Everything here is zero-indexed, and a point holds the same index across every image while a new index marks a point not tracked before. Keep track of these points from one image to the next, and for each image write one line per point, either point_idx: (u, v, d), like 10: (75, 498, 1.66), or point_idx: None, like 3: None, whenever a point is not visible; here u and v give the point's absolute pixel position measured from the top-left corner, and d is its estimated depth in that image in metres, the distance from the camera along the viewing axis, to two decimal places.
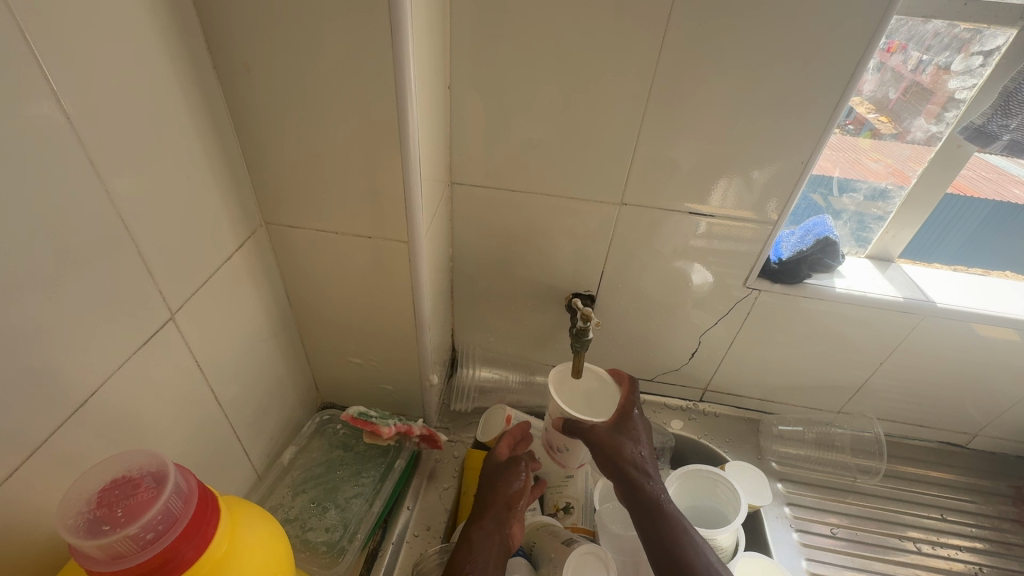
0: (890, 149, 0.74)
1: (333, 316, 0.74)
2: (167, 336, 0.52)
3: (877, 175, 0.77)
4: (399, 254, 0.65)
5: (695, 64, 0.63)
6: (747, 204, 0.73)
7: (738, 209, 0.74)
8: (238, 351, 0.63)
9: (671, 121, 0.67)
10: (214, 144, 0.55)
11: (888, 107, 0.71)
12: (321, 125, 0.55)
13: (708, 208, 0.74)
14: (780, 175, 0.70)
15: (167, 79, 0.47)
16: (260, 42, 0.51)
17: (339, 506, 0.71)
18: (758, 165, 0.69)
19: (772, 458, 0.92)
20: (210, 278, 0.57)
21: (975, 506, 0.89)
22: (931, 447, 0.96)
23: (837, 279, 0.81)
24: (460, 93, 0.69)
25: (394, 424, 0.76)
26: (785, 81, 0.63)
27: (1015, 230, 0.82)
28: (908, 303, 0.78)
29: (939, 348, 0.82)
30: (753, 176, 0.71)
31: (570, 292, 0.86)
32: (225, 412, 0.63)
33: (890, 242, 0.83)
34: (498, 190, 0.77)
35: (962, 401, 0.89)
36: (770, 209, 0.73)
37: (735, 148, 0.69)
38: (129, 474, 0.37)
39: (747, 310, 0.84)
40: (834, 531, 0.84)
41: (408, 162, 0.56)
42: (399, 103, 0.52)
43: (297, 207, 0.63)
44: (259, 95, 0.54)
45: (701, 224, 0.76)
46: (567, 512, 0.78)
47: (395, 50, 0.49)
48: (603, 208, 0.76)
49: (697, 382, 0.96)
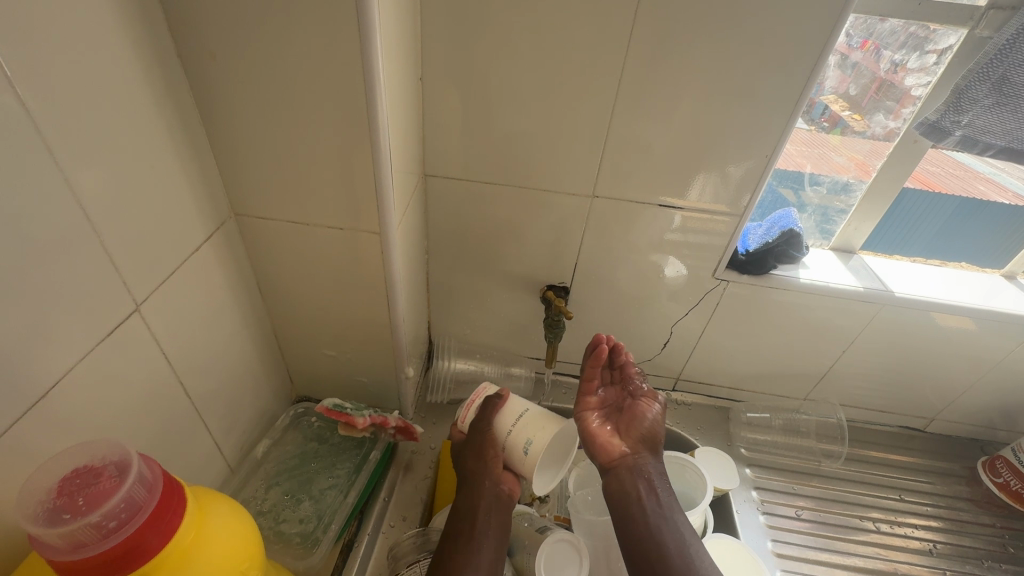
0: (855, 147, 0.78)
1: (305, 308, 0.74)
2: (132, 329, 0.51)
3: (847, 171, 0.80)
4: (372, 246, 0.65)
5: (663, 57, 0.64)
6: (718, 199, 0.75)
7: (709, 203, 0.75)
8: (207, 342, 0.63)
9: (641, 113, 0.69)
10: (179, 133, 0.54)
11: (860, 104, 0.74)
12: (291, 115, 0.55)
13: (680, 201, 0.76)
14: (750, 172, 0.72)
15: (129, 66, 0.47)
16: (227, 30, 0.50)
17: (314, 497, 0.71)
18: (725, 162, 0.71)
19: (741, 444, 0.94)
20: (177, 269, 0.56)
21: (932, 486, 0.93)
22: (892, 431, 0.99)
23: (802, 270, 0.83)
24: (433, 85, 0.69)
25: (369, 414, 0.75)
26: (752, 75, 0.64)
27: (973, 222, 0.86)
28: (868, 292, 0.81)
29: (898, 335, 0.86)
30: (724, 171, 0.72)
31: (545, 283, 0.87)
32: (195, 404, 0.62)
33: (852, 234, 0.86)
34: (472, 183, 0.77)
35: (920, 386, 0.93)
36: (741, 201, 0.75)
37: (703, 142, 0.70)
38: (92, 463, 0.38)
39: (717, 300, 0.86)
40: (799, 513, 0.87)
41: (377, 153, 0.56)
42: (370, 93, 0.52)
43: (266, 198, 0.62)
44: (225, 84, 0.53)
45: (674, 217, 0.77)
46: (544, 501, 0.81)
47: (364, 40, 0.49)
48: (576, 200, 0.77)
49: (669, 371, 0.98)
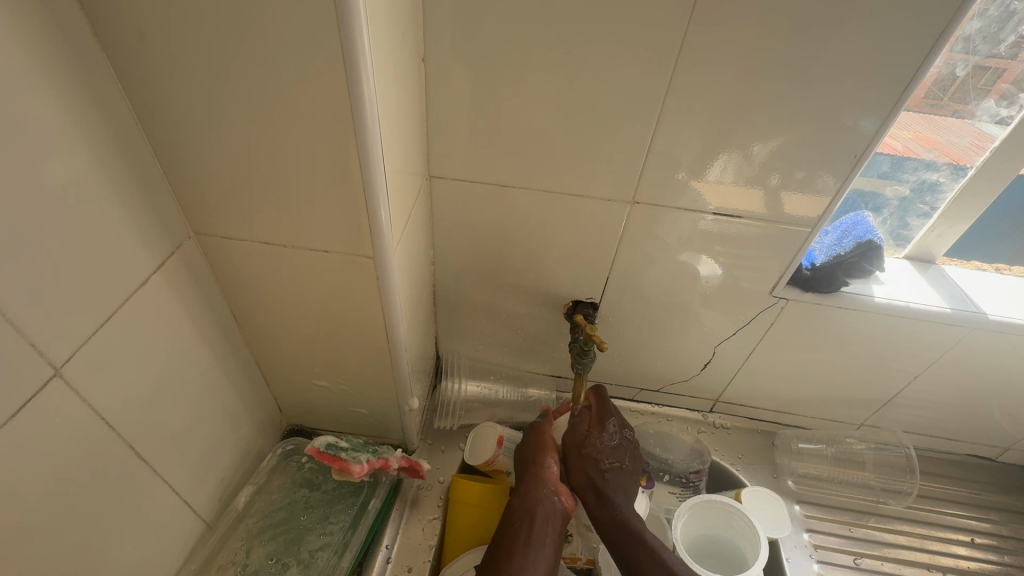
0: (896, 126, 0.62)
1: (290, 336, 0.63)
2: (56, 396, 0.40)
3: (893, 149, 0.65)
4: (367, 271, 0.53)
5: (729, 31, 0.50)
6: (740, 178, 0.61)
7: (732, 185, 0.61)
8: (167, 390, 0.52)
9: (696, 103, 0.55)
10: (109, 141, 0.42)
11: (940, 82, 0.60)
12: (257, 115, 0.43)
13: (697, 184, 0.62)
14: (779, 149, 0.58)
15: (23, 58, 0.34)
16: (158, 5, 0.37)
17: (303, 562, 0.62)
18: (791, 163, 0.59)
19: (789, 476, 0.84)
20: (117, 313, 0.45)
21: (1003, 526, 0.83)
22: (957, 460, 0.88)
23: (875, 286, 0.71)
24: (440, 66, 0.56)
25: (367, 459, 0.66)
26: (846, 55, 0.51)
27: None
28: (954, 314, 0.68)
29: (983, 360, 0.73)
30: (746, 150, 0.58)
31: (569, 299, 0.76)
32: (153, 464, 0.52)
33: (932, 241, 0.73)
34: (485, 185, 0.65)
35: (997, 415, 0.81)
36: (779, 204, 0.62)
37: (769, 140, 0.57)
38: None
39: (771, 319, 0.74)
40: (857, 561, 0.77)
41: (368, 164, 0.44)
42: (354, 82, 0.40)
43: (231, 214, 0.50)
44: (165, 76, 0.41)
45: (701, 219, 0.65)
46: (565, 541, 0.72)
47: (342, 14, 0.36)
48: (609, 206, 0.65)
49: (707, 393, 0.87)
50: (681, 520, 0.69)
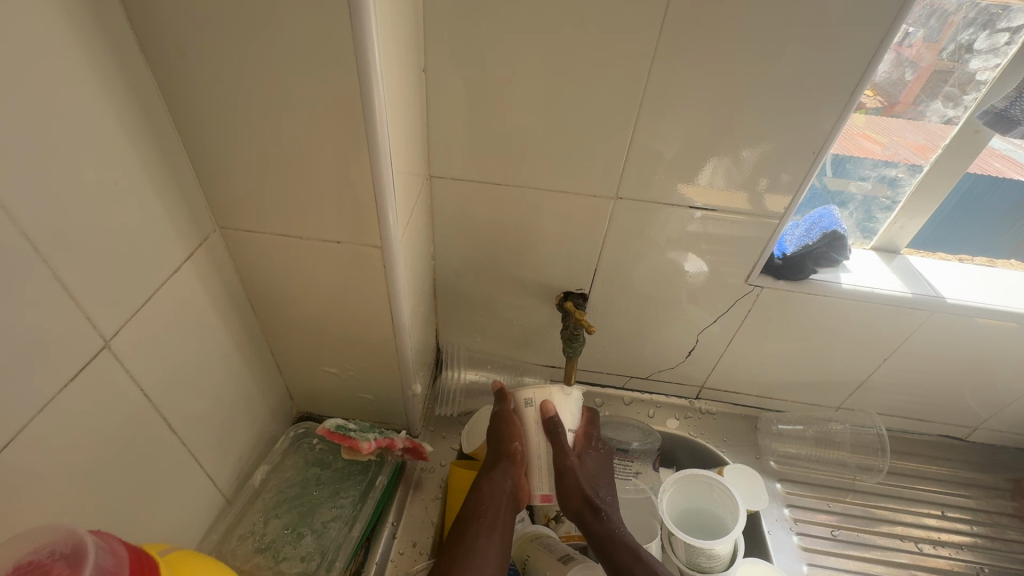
0: (851, 127, 0.69)
1: (302, 325, 0.68)
2: (102, 366, 0.46)
3: (877, 153, 0.71)
4: (374, 260, 0.58)
5: (697, 40, 0.56)
6: (732, 184, 0.67)
7: (725, 189, 0.67)
8: (193, 369, 0.57)
9: (670, 106, 0.61)
10: (149, 142, 0.47)
11: (891, 86, 0.66)
12: (279, 119, 0.48)
13: (688, 189, 0.68)
14: (766, 153, 0.64)
15: (82, 68, 0.40)
16: (196, 23, 0.43)
17: (316, 531, 0.66)
18: (782, 167, 0.65)
19: (771, 457, 0.89)
20: (152, 295, 0.50)
21: (974, 501, 0.88)
22: (930, 440, 0.93)
23: (842, 274, 0.76)
24: (438, 75, 0.62)
25: (374, 437, 0.71)
26: (801, 62, 0.57)
27: (988, 209, 0.75)
28: (915, 299, 0.74)
29: (946, 343, 0.79)
30: (739, 155, 0.64)
31: (561, 291, 0.81)
32: (180, 436, 0.57)
33: (896, 233, 0.78)
34: (481, 184, 0.71)
35: (964, 396, 0.86)
36: (766, 202, 0.68)
37: (760, 146, 0.63)
38: (37, 558, 0.33)
39: (749, 307, 0.80)
40: (834, 533, 0.82)
41: (376, 163, 0.50)
42: (365, 89, 0.45)
43: (252, 209, 0.55)
44: (198, 84, 0.47)
45: (693, 214, 0.70)
46: (559, 521, 0.76)
47: (356, 30, 0.42)
48: (595, 201, 0.70)
49: (692, 380, 0.92)
50: (667, 495, 0.75)
